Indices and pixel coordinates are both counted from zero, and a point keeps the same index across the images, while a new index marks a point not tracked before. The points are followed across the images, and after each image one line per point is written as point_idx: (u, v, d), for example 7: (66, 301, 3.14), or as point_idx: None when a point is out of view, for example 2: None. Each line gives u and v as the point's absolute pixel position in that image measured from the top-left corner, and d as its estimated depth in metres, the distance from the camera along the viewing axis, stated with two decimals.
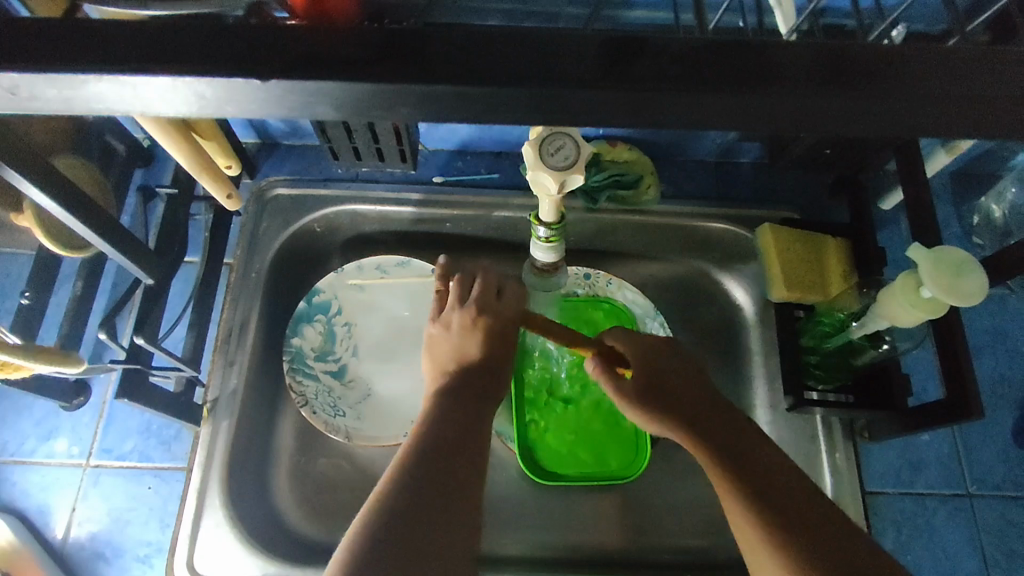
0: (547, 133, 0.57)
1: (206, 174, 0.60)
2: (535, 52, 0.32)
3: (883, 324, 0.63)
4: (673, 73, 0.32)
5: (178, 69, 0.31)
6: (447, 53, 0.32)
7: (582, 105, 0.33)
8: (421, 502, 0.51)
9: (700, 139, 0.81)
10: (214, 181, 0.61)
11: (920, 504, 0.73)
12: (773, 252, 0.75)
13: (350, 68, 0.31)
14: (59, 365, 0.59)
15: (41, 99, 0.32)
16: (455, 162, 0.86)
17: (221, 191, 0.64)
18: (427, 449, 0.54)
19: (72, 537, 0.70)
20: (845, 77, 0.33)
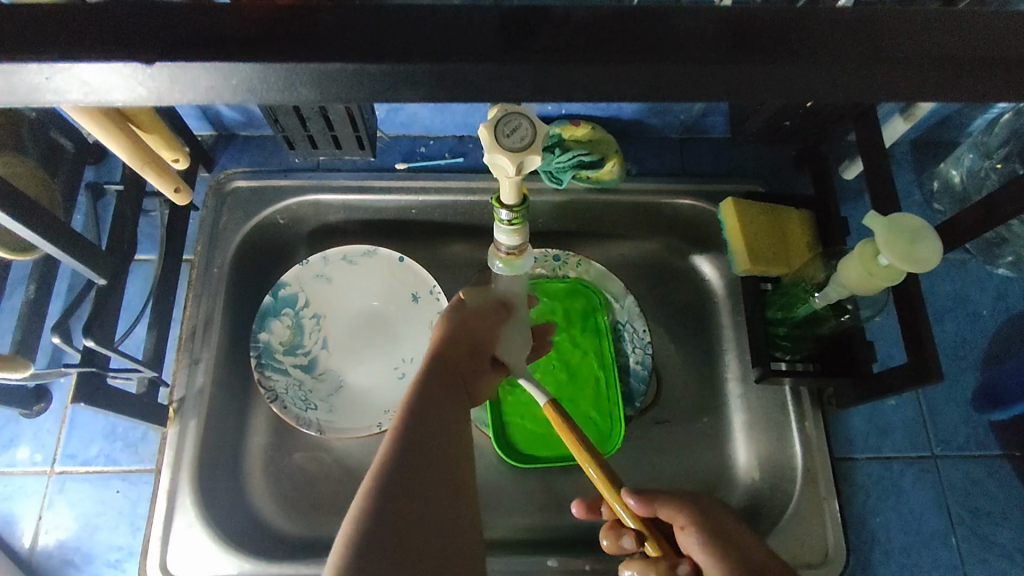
0: (503, 113, 0.56)
1: (150, 167, 0.57)
2: (465, 31, 0.32)
3: (845, 293, 0.63)
4: (604, 46, 0.32)
5: (98, 55, 0.30)
6: (375, 35, 0.31)
7: (516, 80, 0.32)
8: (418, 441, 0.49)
9: (663, 115, 0.81)
10: (159, 175, 0.59)
11: (888, 468, 0.75)
12: (737, 225, 0.75)
13: (273, 48, 0.30)
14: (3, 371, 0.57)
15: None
16: (418, 148, 0.84)
17: (168, 186, 0.61)
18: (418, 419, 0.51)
19: (40, 545, 0.68)
20: (778, 42, 0.33)
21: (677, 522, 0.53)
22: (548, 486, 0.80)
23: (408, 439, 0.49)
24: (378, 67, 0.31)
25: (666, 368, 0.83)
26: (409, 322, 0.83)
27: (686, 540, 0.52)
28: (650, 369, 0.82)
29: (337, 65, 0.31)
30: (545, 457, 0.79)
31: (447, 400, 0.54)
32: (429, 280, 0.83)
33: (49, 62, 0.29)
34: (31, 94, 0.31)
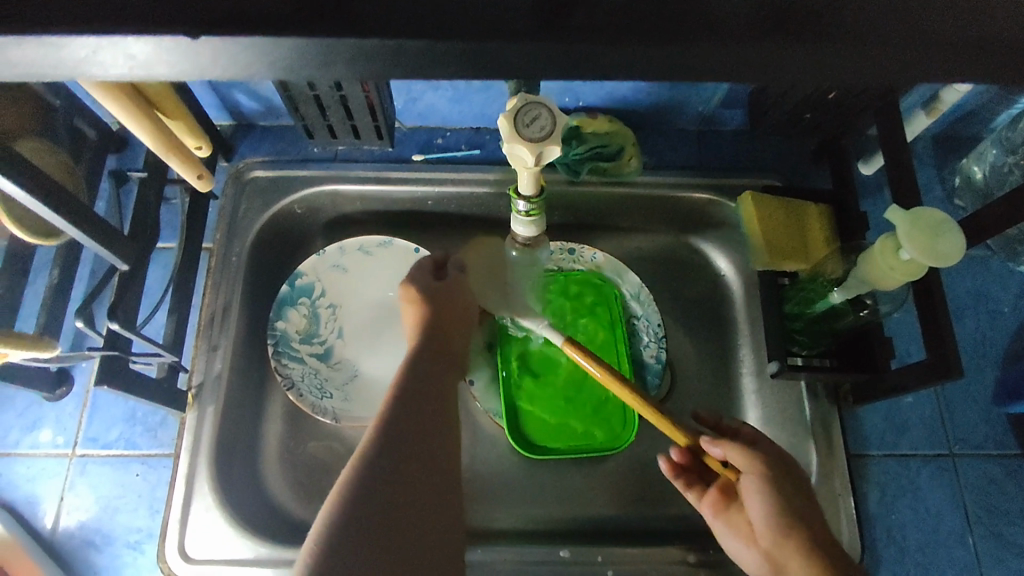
0: (522, 103, 0.56)
1: (174, 154, 0.57)
2: (493, 14, 0.32)
3: (865, 287, 0.63)
4: (632, 29, 0.32)
5: (133, 34, 0.30)
6: (403, 16, 0.31)
7: (542, 62, 0.33)
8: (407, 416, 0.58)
9: (680, 108, 0.81)
10: (184, 162, 0.59)
11: (904, 465, 0.74)
12: (755, 219, 0.74)
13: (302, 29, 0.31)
14: (33, 351, 0.59)
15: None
16: (435, 139, 0.85)
17: (192, 172, 0.61)
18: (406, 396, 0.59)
19: (62, 526, 0.69)
20: (807, 26, 0.32)
21: (756, 473, 0.59)
22: (561, 478, 0.80)
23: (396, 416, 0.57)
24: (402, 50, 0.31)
25: (681, 362, 0.83)
26: None
27: (755, 497, 0.59)
28: (664, 363, 0.82)
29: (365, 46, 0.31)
30: (557, 449, 0.79)
31: (428, 381, 0.62)
32: None
33: (98, 35, 0.30)
34: (71, 68, 0.32)
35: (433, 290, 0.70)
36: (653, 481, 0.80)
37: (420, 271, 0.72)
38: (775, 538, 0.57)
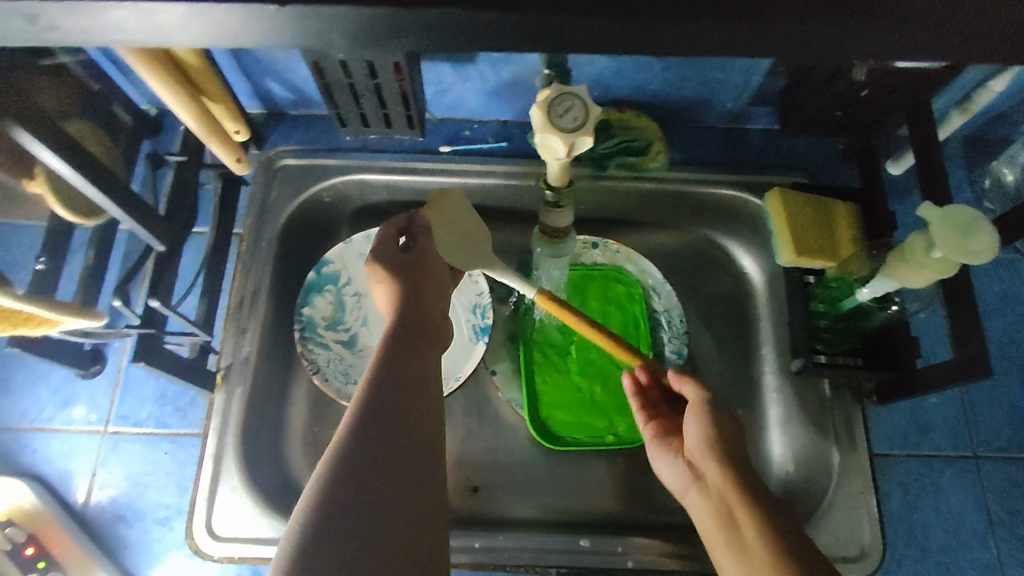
0: (555, 94, 0.57)
1: (216, 138, 0.58)
2: None
3: (893, 286, 0.63)
4: None
5: None
6: None
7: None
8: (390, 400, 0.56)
9: (709, 104, 0.81)
10: (224, 146, 0.60)
11: (927, 465, 0.74)
12: (781, 216, 0.74)
13: None
14: (82, 317, 0.55)
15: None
16: (463, 131, 0.85)
17: (230, 155, 0.62)
18: (385, 379, 0.57)
19: (93, 501, 0.70)
20: None
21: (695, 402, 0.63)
22: (581, 469, 0.80)
23: (375, 400, 0.55)
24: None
25: (702, 358, 0.83)
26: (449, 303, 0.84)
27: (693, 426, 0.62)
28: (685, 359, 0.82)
29: None
30: (578, 440, 0.79)
31: (406, 364, 0.59)
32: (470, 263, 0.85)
33: (186, 5, 0.36)
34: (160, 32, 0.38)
35: (400, 263, 0.65)
36: None
37: (383, 242, 0.67)
38: (702, 456, 0.61)
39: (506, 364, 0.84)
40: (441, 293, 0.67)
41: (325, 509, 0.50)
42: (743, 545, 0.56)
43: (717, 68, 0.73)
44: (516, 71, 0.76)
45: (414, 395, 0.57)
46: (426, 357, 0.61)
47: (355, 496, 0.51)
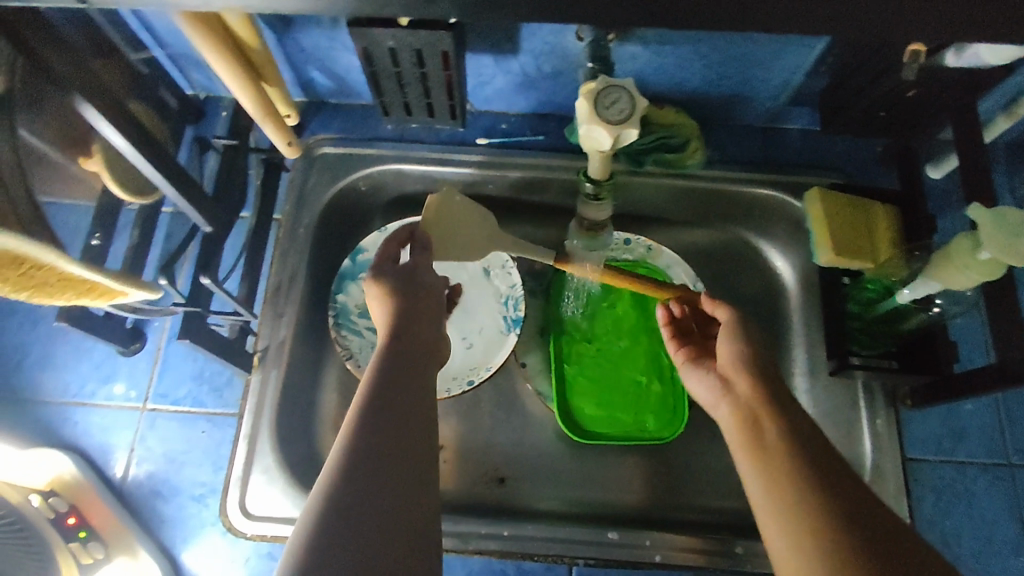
0: (602, 86, 0.57)
1: (269, 121, 0.59)
2: None
3: (935, 288, 0.63)
4: None
5: None
6: None
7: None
8: (388, 413, 0.52)
9: (748, 102, 0.80)
10: (277, 129, 0.61)
11: (961, 472, 0.73)
12: (821, 216, 0.74)
13: None
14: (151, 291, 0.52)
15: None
16: (500, 124, 0.86)
17: (280, 137, 0.63)
18: (383, 392, 0.54)
19: (131, 476, 0.72)
20: None
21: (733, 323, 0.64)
22: (608, 464, 0.81)
23: (372, 413, 0.52)
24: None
25: None
26: (481, 295, 0.85)
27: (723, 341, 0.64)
28: None
29: None
30: (605, 435, 0.79)
31: (405, 377, 0.56)
32: (502, 255, 0.85)
33: None
34: None
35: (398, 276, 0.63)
36: (699, 473, 0.80)
37: (384, 256, 0.65)
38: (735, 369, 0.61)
39: (535, 357, 0.85)
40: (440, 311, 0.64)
41: (316, 522, 0.46)
42: (768, 446, 0.55)
43: (760, 65, 0.73)
44: (557, 63, 0.76)
45: (414, 402, 0.54)
46: (426, 371, 0.58)
47: (349, 504, 0.47)
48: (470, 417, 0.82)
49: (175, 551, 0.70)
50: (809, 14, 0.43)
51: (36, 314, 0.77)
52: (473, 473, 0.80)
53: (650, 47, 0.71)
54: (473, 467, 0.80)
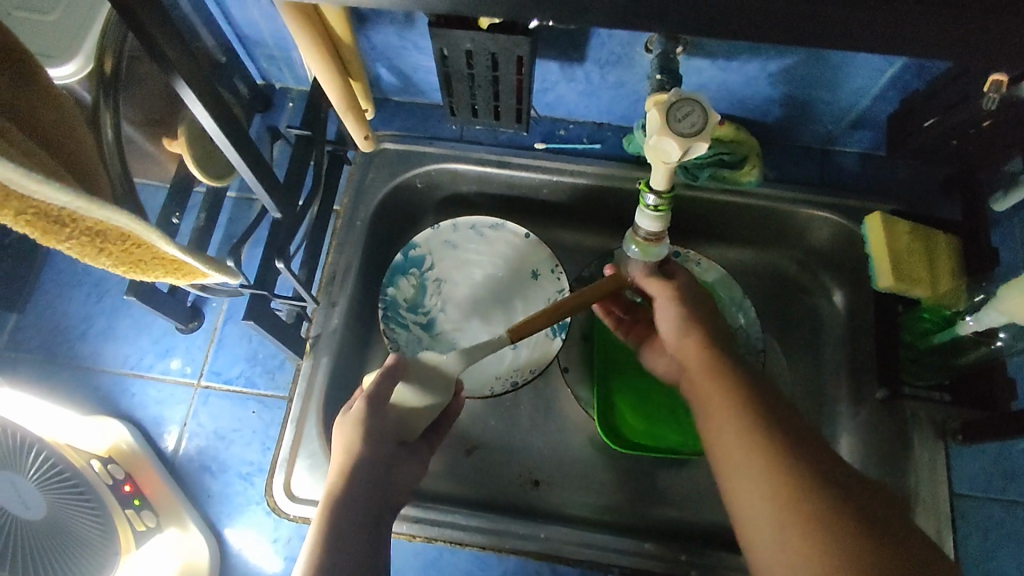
0: (676, 98, 0.58)
1: (351, 115, 0.61)
2: None
3: (1000, 320, 0.62)
4: None
5: None
6: None
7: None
8: (382, 461, 0.62)
9: (810, 123, 0.80)
10: (357, 123, 0.62)
11: (1010, 511, 0.72)
12: (882, 241, 0.73)
13: None
14: (224, 277, 0.54)
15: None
16: (558, 130, 0.87)
17: (359, 132, 0.64)
18: (378, 439, 0.62)
19: (183, 449, 0.74)
20: None
21: (666, 291, 0.69)
22: (645, 476, 0.81)
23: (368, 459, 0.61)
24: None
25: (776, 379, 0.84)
26: (528, 298, 0.86)
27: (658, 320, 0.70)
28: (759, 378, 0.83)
29: None
30: (646, 444, 0.80)
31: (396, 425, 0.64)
32: (552, 259, 0.86)
33: None
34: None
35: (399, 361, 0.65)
36: None
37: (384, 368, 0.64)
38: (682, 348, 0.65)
39: (579, 363, 0.85)
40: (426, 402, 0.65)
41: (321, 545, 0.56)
42: (724, 445, 0.57)
43: (828, 87, 0.73)
44: (622, 74, 0.76)
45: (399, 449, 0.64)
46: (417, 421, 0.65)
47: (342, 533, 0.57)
48: (510, 417, 0.83)
49: (220, 526, 0.72)
50: (910, 36, 0.43)
51: (102, 286, 0.80)
52: (510, 474, 0.80)
53: (717, 62, 0.72)
54: (510, 468, 0.81)
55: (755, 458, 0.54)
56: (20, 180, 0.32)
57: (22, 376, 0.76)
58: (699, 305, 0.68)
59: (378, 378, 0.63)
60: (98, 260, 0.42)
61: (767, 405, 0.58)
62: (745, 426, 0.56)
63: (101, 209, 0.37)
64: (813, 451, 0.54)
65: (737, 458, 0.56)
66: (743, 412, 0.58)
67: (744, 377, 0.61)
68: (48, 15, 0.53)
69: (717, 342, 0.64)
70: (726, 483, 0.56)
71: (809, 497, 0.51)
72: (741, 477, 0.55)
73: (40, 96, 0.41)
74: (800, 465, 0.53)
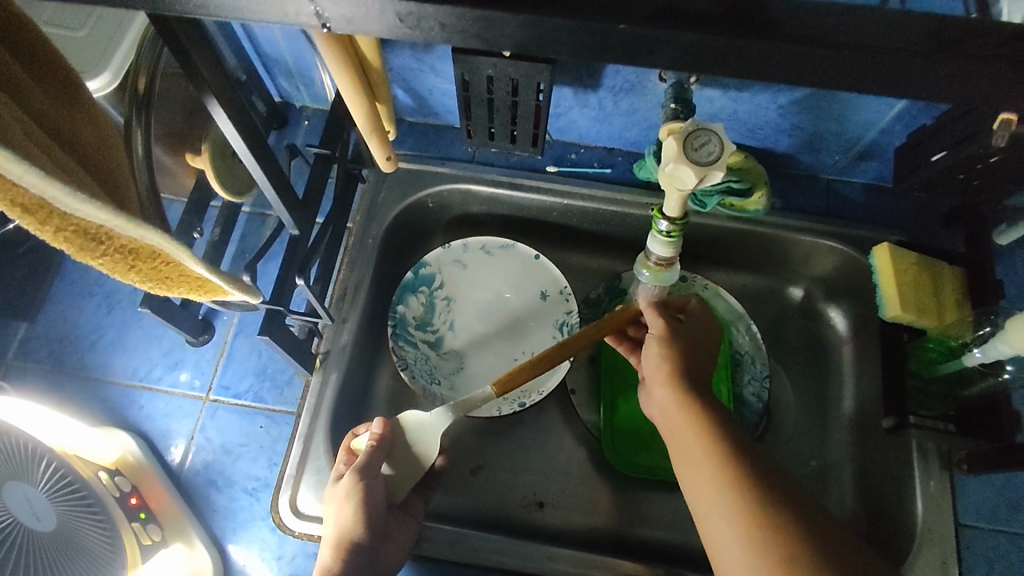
0: (693, 128, 0.59)
1: (375, 136, 0.61)
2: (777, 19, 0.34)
3: (1005, 352, 0.63)
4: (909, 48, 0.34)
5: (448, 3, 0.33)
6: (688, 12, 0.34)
7: (820, 68, 0.35)
8: (375, 534, 0.63)
9: (817, 153, 0.82)
10: (380, 144, 0.63)
11: (1015, 542, 0.72)
12: (890, 273, 0.74)
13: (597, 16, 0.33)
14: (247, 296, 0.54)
15: (326, 19, 0.34)
16: (569, 154, 0.88)
17: (381, 154, 0.65)
18: (374, 514, 0.63)
19: (189, 463, 0.73)
20: None
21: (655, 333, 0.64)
22: (649, 500, 0.80)
23: (360, 533, 0.62)
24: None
25: (781, 405, 0.84)
26: (537, 319, 0.86)
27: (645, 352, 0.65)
28: (765, 403, 0.83)
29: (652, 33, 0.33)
30: (650, 465, 0.81)
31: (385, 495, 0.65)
32: (560, 281, 0.86)
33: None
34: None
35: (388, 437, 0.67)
36: None
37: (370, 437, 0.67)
38: (656, 382, 0.62)
39: (586, 386, 0.85)
40: (410, 469, 0.69)
41: None
42: (700, 483, 0.55)
43: (838, 120, 0.74)
44: (634, 102, 0.78)
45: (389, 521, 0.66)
46: (401, 488, 0.69)
47: None
48: (516, 438, 0.83)
49: (225, 542, 0.71)
50: None
51: (113, 297, 0.80)
52: (516, 494, 0.80)
53: (729, 93, 0.73)
54: (516, 488, 0.80)
55: (739, 526, 0.50)
56: (64, 199, 0.33)
57: (30, 386, 0.76)
58: (684, 344, 0.63)
59: (370, 449, 0.65)
60: (126, 276, 0.42)
61: (741, 446, 0.55)
62: (720, 466, 0.54)
63: (135, 227, 0.37)
64: (808, 524, 0.49)
65: (723, 526, 0.51)
66: (717, 452, 0.55)
67: (734, 432, 0.57)
68: (76, 32, 0.54)
69: (691, 378, 0.61)
70: (710, 545, 0.53)
71: (787, 542, 0.48)
72: (728, 554, 0.50)
73: (81, 118, 0.43)
74: (796, 542, 0.48)
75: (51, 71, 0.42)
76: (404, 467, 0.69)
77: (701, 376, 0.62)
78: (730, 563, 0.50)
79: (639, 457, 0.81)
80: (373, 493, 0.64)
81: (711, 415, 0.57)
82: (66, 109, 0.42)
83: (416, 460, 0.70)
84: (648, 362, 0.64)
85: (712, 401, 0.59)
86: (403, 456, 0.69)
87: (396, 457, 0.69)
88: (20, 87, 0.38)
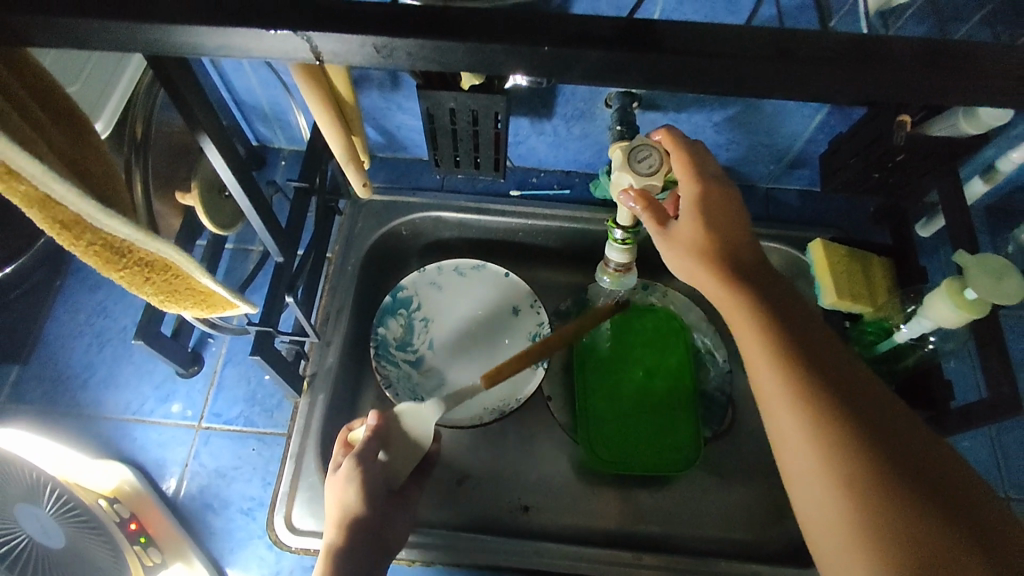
0: (638, 142, 0.64)
1: (353, 164, 0.68)
2: (685, 35, 0.40)
3: (927, 325, 0.70)
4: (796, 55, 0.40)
5: (406, 36, 0.39)
6: (607, 33, 0.40)
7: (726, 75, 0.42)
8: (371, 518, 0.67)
9: (754, 164, 0.90)
10: (357, 171, 0.69)
11: None
12: (824, 264, 0.81)
13: (532, 40, 0.39)
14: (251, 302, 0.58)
15: (321, 53, 0.41)
16: (530, 178, 0.96)
17: (358, 181, 0.71)
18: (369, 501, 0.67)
19: (184, 490, 0.76)
20: (944, 63, 0.40)
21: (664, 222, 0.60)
22: (625, 495, 0.85)
23: (357, 518, 0.66)
24: (622, 58, 0.40)
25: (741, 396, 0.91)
26: (511, 332, 0.91)
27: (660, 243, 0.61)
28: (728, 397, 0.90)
29: (582, 52, 0.40)
30: (625, 460, 0.85)
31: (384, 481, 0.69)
32: (530, 295, 0.92)
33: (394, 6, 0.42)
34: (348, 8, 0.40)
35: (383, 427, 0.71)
36: (711, 502, 0.85)
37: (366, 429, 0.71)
38: (694, 271, 0.58)
39: (561, 393, 0.90)
40: (413, 454, 0.72)
41: None
42: (761, 377, 0.52)
43: (768, 132, 0.83)
44: (586, 127, 0.86)
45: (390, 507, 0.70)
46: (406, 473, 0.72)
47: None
48: (497, 445, 0.87)
49: (223, 562, 0.74)
50: None
51: (103, 336, 0.83)
52: (499, 499, 0.84)
53: (670, 114, 0.81)
54: (499, 493, 0.85)
55: (804, 420, 0.48)
56: (95, 214, 0.39)
57: (23, 426, 0.78)
58: (728, 248, 0.57)
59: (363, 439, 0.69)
60: (141, 288, 0.47)
61: (804, 339, 0.53)
62: (783, 359, 0.51)
63: (153, 242, 0.42)
64: (893, 446, 0.46)
65: (787, 420, 0.50)
66: (776, 343, 0.52)
67: (792, 327, 0.53)
68: (70, 85, 0.58)
69: (739, 263, 0.57)
70: (781, 451, 0.51)
71: (853, 437, 0.46)
72: (795, 449, 0.49)
73: (92, 153, 0.48)
74: (861, 436, 0.46)
75: (58, 108, 0.46)
76: (405, 453, 0.72)
77: (734, 255, 0.57)
78: (798, 458, 0.49)
79: (614, 454, 0.85)
80: (367, 479, 0.67)
81: (770, 305, 0.54)
82: (80, 148, 0.48)
83: (417, 446, 0.72)
84: (672, 250, 0.60)
85: (759, 284, 0.56)
86: (405, 444, 0.72)
87: (396, 446, 0.72)
88: (46, 132, 0.44)
